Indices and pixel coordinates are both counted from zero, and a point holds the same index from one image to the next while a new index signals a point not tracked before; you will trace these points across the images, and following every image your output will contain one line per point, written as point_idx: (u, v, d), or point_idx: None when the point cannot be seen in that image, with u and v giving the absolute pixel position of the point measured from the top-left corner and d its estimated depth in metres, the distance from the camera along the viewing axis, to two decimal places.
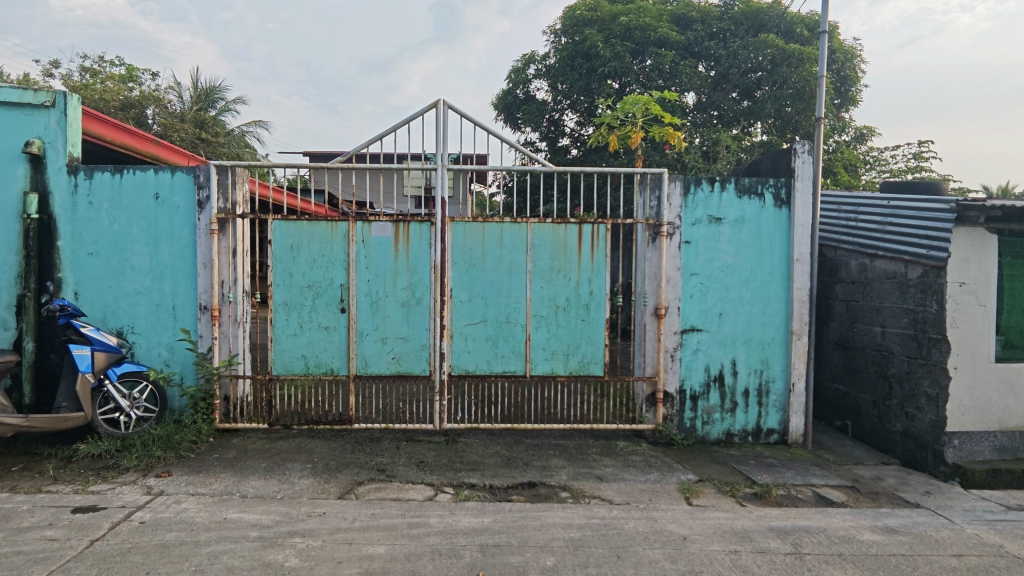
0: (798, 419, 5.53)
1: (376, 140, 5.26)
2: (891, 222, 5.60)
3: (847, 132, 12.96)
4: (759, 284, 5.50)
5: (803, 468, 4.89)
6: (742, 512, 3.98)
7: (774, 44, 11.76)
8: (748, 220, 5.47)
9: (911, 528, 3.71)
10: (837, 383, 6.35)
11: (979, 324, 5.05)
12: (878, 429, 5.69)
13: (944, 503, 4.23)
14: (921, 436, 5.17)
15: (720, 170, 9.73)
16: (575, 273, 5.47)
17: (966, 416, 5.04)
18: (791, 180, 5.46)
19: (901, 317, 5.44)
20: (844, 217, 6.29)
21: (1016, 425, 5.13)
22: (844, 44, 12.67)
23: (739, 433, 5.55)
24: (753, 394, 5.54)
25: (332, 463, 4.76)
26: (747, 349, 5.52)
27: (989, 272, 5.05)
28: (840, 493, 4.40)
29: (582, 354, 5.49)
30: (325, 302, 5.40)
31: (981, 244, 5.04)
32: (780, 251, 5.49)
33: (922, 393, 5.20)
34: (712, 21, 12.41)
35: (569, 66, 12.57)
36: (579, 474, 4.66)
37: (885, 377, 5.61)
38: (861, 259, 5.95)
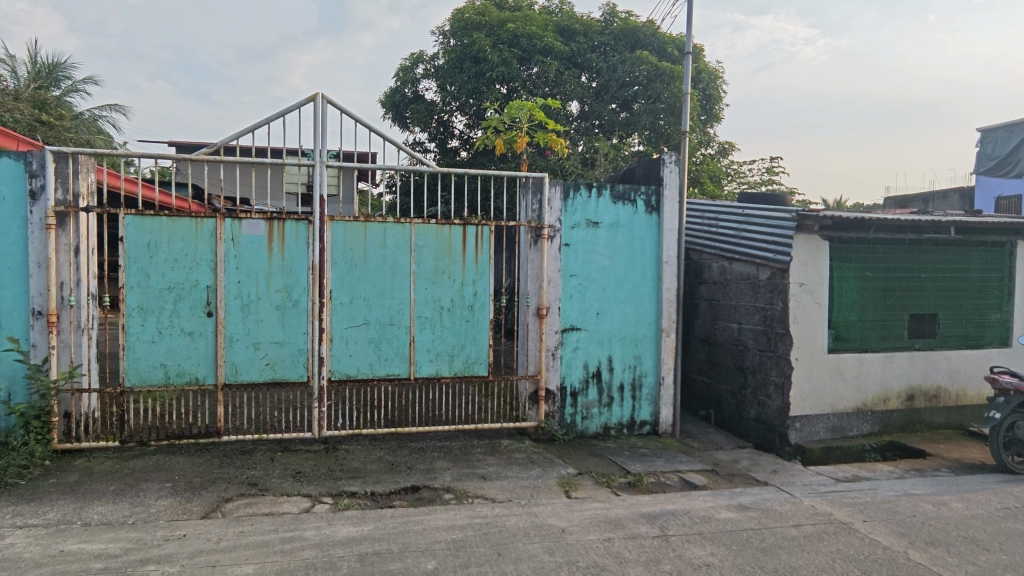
0: (667, 410, 5.96)
1: (248, 132, 4.92)
2: (744, 228, 6.20)
3: (711, 146, 14.20)
4: (632, 285, 5.84)
5: (671, 456, 5.27)
6: (616, 501, 4.20)
7: (648, 61, 12.58)
8: (623, 225, 5.79)
9: (760, 504, 4.12)
10: (702, 375, 6.90)
11: (815, 319, 5.73)
12: (736, 417, 6.28)
13: (787, 479, 4.76)
14: (770, 421, 5.78)
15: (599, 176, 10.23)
16: (459, 274, 5.47)
17: (805, 401, 5.73)
18: (660, 188, 5.86)
19: (754, 314, 6.04)
20: (706, 224, 6.87)
21: (845, 407, 5.88)
22: (709, 66, 13.84)
23: (615, 426, 5.85)
24: (628, 389, 5.87)
25: (196, 481, 4.37)
26: (622, 346, 5.84)
27: (823, 274, 5.77)
28: (702, 477, 4.79)
29: (466, 354, 5.51)
30: (188, 305, 4.96)
31: (815, 249, 5.74)
32: (650, 254, 5.87)
33: (771, 382, 5.79)
34: (593, 35, 13.02)
35: (457, 68, 12.60)
36: (463, 474, 4.67)
37: (741, 369, 6.20)
38: (721, 262, 6.52)
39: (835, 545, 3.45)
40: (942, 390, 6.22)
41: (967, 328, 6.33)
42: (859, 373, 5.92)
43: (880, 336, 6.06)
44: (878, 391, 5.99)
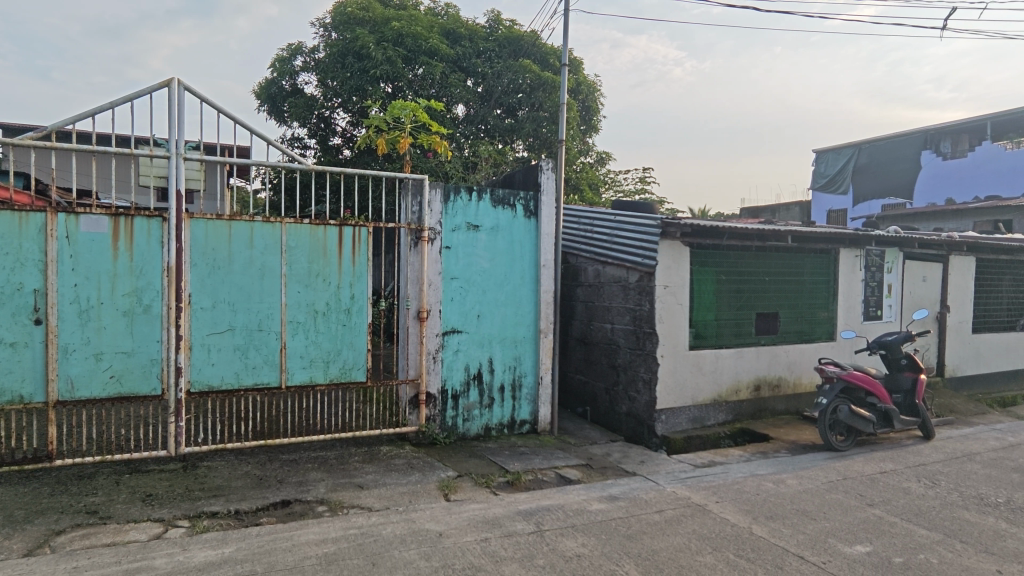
0: (545, 409, 6.15)
1: (88, 117, 4.37)
2: (616, 234, 6.56)
3: (589, 155, 14.89)
4: (511, 287, 5.96)
5: (549, 453, 5.45)
6: (495, 501, 4.26)
7: (531, 70, 12.93)
8: (502, 229, 5.90)
9: (628, 494, 4.38)
10: (579, 374, 7.20)
11: (678, 319, 6.21)
12: (609, 412, 6.63)
13: (652, 469, 5.10)
14: (639, 415, 6.17)
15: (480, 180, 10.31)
16: (335, 276, 5.27)
17: (670, 395, 6.18)
18: (538, 194, 6.03)
19: (625, 314, 6.41)
20: (582, 229, 7.17)
21: (703, 399, 6.43)
22: (588, 79, 14.51)
23: (495, 427, 5.94)
24: (508, 389, 5.98)
25: (18, 514, 3.80)
26: (502, 348, 5.94)
27: (684, 277, 6.25)
28: (577, 471, 5.00)
29: (343, 360, 5.30)
30: (10, 313, 4.30)
31: (678, 254, 6.21)
32: (528, 258, 6.04)
33: (640, 378, 6.19)
34: (478, 40, 13.15)
35: (339, 63, 12.15)
36: (338, 484, 4.49)
37: (614, 366, 6.56)
38: (596, 266, 6.86)
39: (692, 527, 3.75)
40: (783, 380, 6.99)
41: (802, 325, 7.18)
42: (715, 367, 6.49)
43: (733, 333, 6.69)
44: (731, 383, 6.61)
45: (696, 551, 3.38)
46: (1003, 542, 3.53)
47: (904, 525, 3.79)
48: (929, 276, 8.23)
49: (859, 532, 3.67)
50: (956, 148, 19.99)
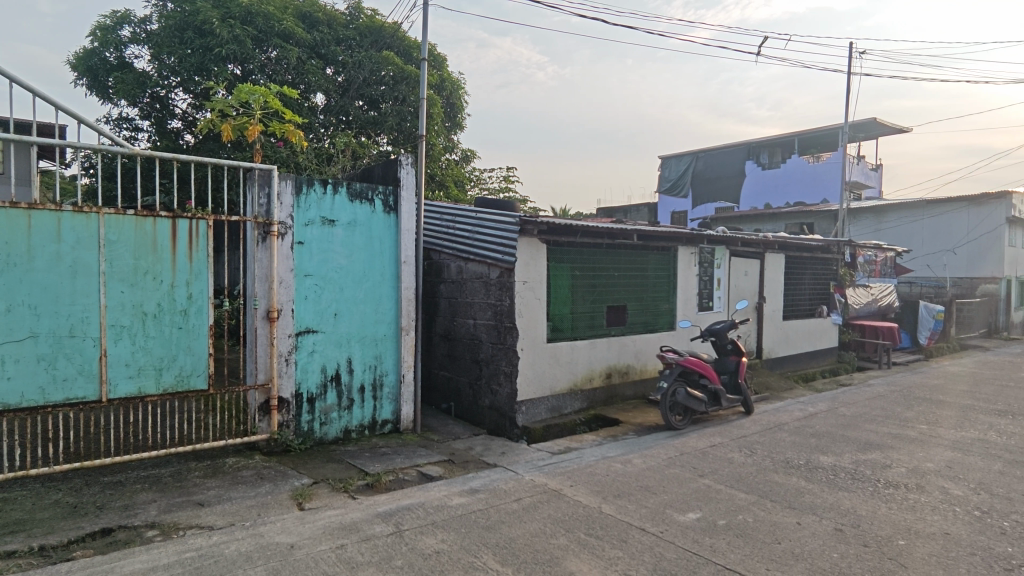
0: (407, 407, 6.07)
1: None
2: (477, 230, 6.65)
3: (454, 152, 14.95)
4: (370, 284, 5.80)
5: (411, 452, 5.39)
6: (353, 505, 4.11)
7: (393, 62, 12.63)
8: (360, 224, 5.70)
9: (488, 486, 4.47)
10: (443, 370, 7.20)
11: (536, 313, 6.44)
12: (473, 406, 6.71)
13: (512, 459, 5.25)
14: (501, 407, 6.32)
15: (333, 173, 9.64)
16: (167, 274, 4.74)
17: (529, 386, 6.40)
18: (397, 189, 5.92)
19: (487, 310, 6.52)
20: (444, 226, 7.16)
21: (560, 389, 6.75)
22: (452, 76, 14.52)
23: (355, 429, 5.74)
24: (368, 389, 5.81)
25: None
26: (361, 347, 5.75)
27: (541, 273, 6.52)
28: (438, 468, 5.00)
29: (179, 367, 4.80)
30: None
31: (535, 251, 6.46)
32: (388, 254, 5.91)
33: (501, 371, 6.34)
34: (337, 27, 12.59)
35: (177, 38, 10.98)
36: (174, 504, 4.05)
37: (477, 361, 6.65)
38: (458, 262, 6.90)
39: (547, 511, 3.93)
40: (631, 367, 7.56)
41: (647, 316, 7.82)
42: (570, 358, 6.84)
43: (586, 326, 7.11)
44: (585, 372, 7.01)
45: (550, 535, 3.54)
46: (802, 498, 4.14)
47: (728, 491, 4.29)
48: (750, 271, 9.37)
49: (691, 501, 4.09)
50: (772, 159, 23.09)
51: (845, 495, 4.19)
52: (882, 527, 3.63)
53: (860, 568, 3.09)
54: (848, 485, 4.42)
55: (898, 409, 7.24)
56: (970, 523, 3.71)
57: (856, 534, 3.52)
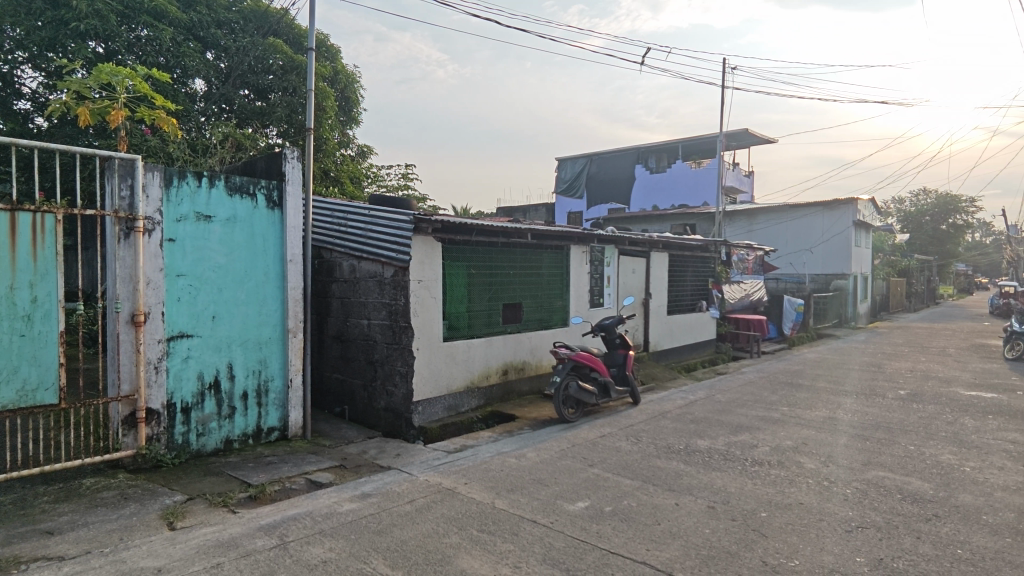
0: (296, 413, 5.78)
1: None
2: (370, 227, 6.47)
3: (350, 147, 14.47)
4: (253, 284, 5.46)
5: (299, 459, 5.14)
6: (233, 520, 3.85)
7: (282, 50, 11.93)
8: (240, 220, 5.35)
9: (380, 489, 4.37)
10: (336, 373, 6.94)
11: (431, 312, 6.39)
12: (367, 408, 6.53)
13: (407, 460, 5.17)
14: (397, 409, 6.20)
15: (210, 165, 8.89)
16: (5, 275, 4.17)
17: (425, 386, 6.33)
18: (282, 184, 5.63)
19: (381, 310, 6.37)
20: (335, 223, 6.89)
21: (457, 387, 6.75)
22: (346, 68, 14.03)
23: (237, 438, 5.38)
24: (252, 396, 5.47)
25: None
26: (243, 351, 5.40)
27: (436, 272, 6.48)
28: (328, 474, 4.81)
29: (22, 379, 4.23)
30: None
31: (430, 249, 6.40)
32: (273, 252, 5.60)
33: (397, 372, 6.23)
34: (217, 8, 11.63)
35: (24, 7, 9.67)
36: (15, 535, 3.57)
37: (371, 362, 6.48)
38: (350, 260, 6.68)
39: (440, 511, 3.91)
40: (527, 363, 7.72)
41: (542, 313, 8.01)
42: (467, 356, 6.86)
43: (483, 324, 7.16)
44: (482, 370, 7.06)
45: (443, 534, 3.53)
46: (680, 480, 4.43)
47: (614, 478, 4.50)
48: (637, 269, 9.90)
49: (580, 490, 4.25)
50: (659, 164, 24.52)
51: (718, 474, 4.55)
52: (747, 502, 3.97)
53: (728, 540, 3.36)
54: (721, 465, 4.80)
55: (765, 393, 7.97)
56: (820, 492, 4.17)
57: (725, 510, 3.83)
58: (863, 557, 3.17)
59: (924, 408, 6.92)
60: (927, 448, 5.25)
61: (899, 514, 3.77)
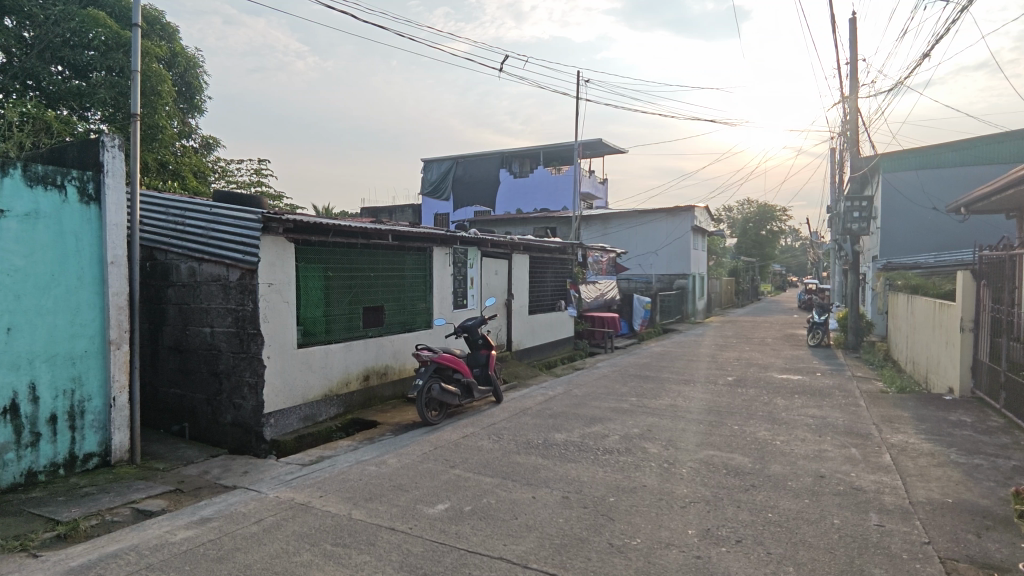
0: (121, 435, 5.12)
1: None
2: (212, 227, 5.92)
3: (192, 138, 13.14)
4: (62, 290, 4.73)
5: (125, 487, 4.55)
6: (34, 566, 3.30)
7: (105, 24, 10.35)
8: (44, 216, 4.61)
9: (222, 512, 4.01)
10: (173, 388, 6.25)
11: (284, 317, 6.00)
12: (211, 425, 5.97)
13: (255, 477, 4.80)
14: (245, 423, 5.73)
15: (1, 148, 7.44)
16: None
17: (278, 397, 5.91)
18: (99, 175, 4.96)
19: (225, 316, 5.85)
20: (171, 222, 6.21)
21: (314, 396, 6.40)
22: (186, 50, 12.69)
23: (44, 470, 4.62)
24: (63, 419, 4.73)
25: None
26: (50, 368, 4.66)
27: (289, 275, 6.09)
28: (160, 501, 4.31)
29: None
30: None
31: (282, 250, 6.01)
32: (88, 253, 4.90)
33: (245, 383, 5.76)
34: None
35: None
36: None
37: (215, 374, 5.93)
38: (189, 263, 6.05)
39: (291, 528, 3.68)
40: (389, 367, 7.54)
41: (404, 315, 7.87)
42: (324, 363, 6.53)
43: (342, 328, 6.87)
44: (341, 376, 6.77)
45: (293, 553, 3.32)
46: (537, 474, 4.60)
47: (475, 477, 4.55)
48: (499, 270, 10.11)
49: (440, 492, 4.24)
50: (523, 168, 25.33)
51: (572, 465, 4.78)
52: (597, 489, 4.23)
53: (579, 527, 3.55)
54: (575, 456, 5.06)
55: (617, 386, 8.54)
56: (661, 474, 4.55)
57: (578, 499, 4.04)
58: (694, 529, 3.52)
59: (746, 392, 7.86)
60: (749, 427, 5.98)
61: (725, 487, 4.24)
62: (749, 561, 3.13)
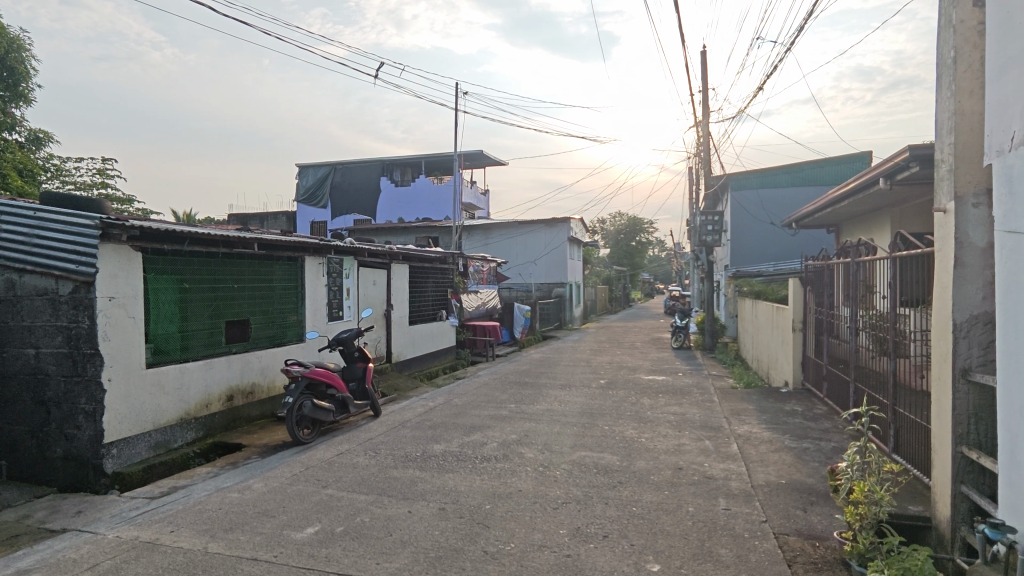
0: None
1: None
2: (37, 233, 5.18)
3: (16, 131, 11.46)
4: None
5: None
6: None
7: None
8: None
9: (46, 560, 3.49)
10: None
11: (129, 334, 5.38)
12: (37, 460, 5.19)
13: (89, 518, 4.23)
14: (80, 455, 5.05)
15: None
16: None
17: (122, 424, 5.28)
18: None
19: (54, 335, 5.13)
20: None
21: (167, 420, 5.80)
22: (8, 30, 11.07)
23: None
24: None
25: None
26: None
27: (135, 288, 5.48)
28: None
29: None
30: None
31: (126, 260, 5.40)
32: None
33: (80, 411, 5.08)
34: None
35: None
36: None
37: (42, 402, 5.18)
38: (7, 274, 5.25)
39: (133, 571, 3.30)
40: (256, 385, 7.03)
41: (273, 329, 7.40)
42: (179, 383, 5.94)
43: (201, 344, 6.32)
44: (200, 397, 6.20)
45: None
46: (414, 487, 4.52)
47: (348, 496, 4.38)
48: (377, 280, 9.86)
49: (309, 515, 4.02)
50: (404, 177, 25.01)
51: (450, 476, 4.77)
52: (474, 497, 4.25)
53: (454, 538, 3.54)
54: (453, 466, 5.05)
55: (497, 394, 8.66)
56: (536, 478, 4.68)
57: (454, 509, 4.03)
58: (565, 529, 3.65)
59: (616, 394, 8.34)
60: (618, 426, 6.34)
61: (594, 486, 4.46)
62: (614, 554, 3.31)
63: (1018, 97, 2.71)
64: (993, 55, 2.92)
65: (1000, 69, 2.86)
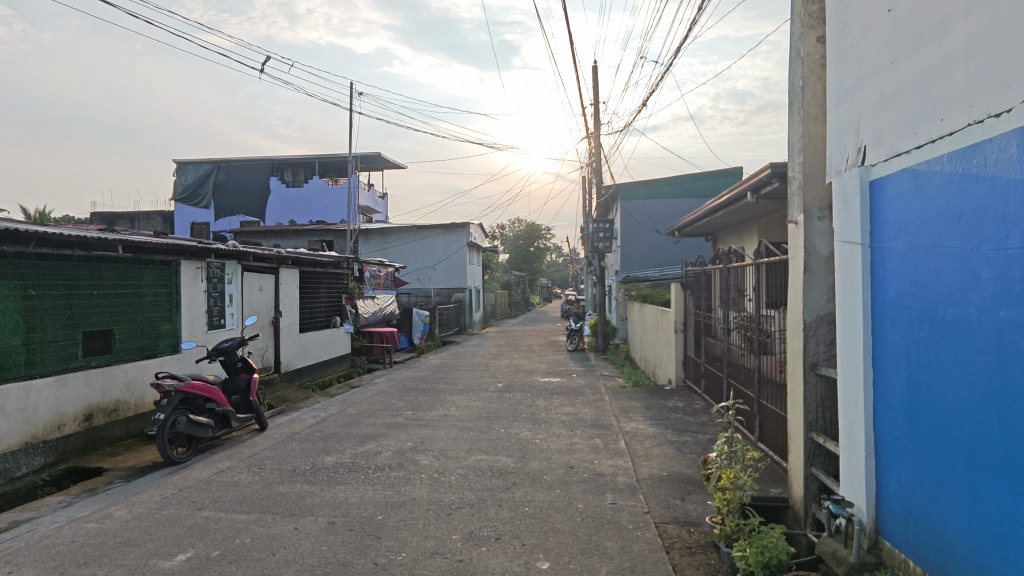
0: None
1: None
2: None
3: None
4: None
5: None
6: None
7: None
8: None
9: None
10: None
11: None
12: None
13: None
14: None
15: None
16: None
17: None
18: None
19: None
20: None
21: (8, 446, 5.10)
22: None
23: None
24: None
25: None
26: None
27: None
28: None
29: None
30: None
31: None
32: None
33: None
34: None
35: None
36: None
37: None
38: None
39: None
40: (121, 403, 6.37)
41: (142, 340, 6.75)
42: (23, 403, 5.26)
43: (52, 358, 5.63)
44: (51, 418, 5.52)
45: None
46: (302, 502, 4.32)
47: (227, 517, 4.08)
48: (264, 285, 9.32)
49: (181, 540, 3.71)
50: (295, 177, 23.83)
51: (340, 488, 4.59)
52: (365, 508, 4.13)
53: (343, 552, 3.43)
54: (344, 478, 4.88)
55: (393, 401, 8.48)
56: (430, 485, 4.63)
57: (344, 522, 3.89)
58: (458, 533, 3.65)
59: (513, 397, 8.47)
60: (513, 429, 6.44)
61: (488, 489, 4.50)
62: (505, 555, 3.35)
63: (851, 124, 3.11)
64: (832, 87, 3.32)
65: (837, 99, 3.26)
